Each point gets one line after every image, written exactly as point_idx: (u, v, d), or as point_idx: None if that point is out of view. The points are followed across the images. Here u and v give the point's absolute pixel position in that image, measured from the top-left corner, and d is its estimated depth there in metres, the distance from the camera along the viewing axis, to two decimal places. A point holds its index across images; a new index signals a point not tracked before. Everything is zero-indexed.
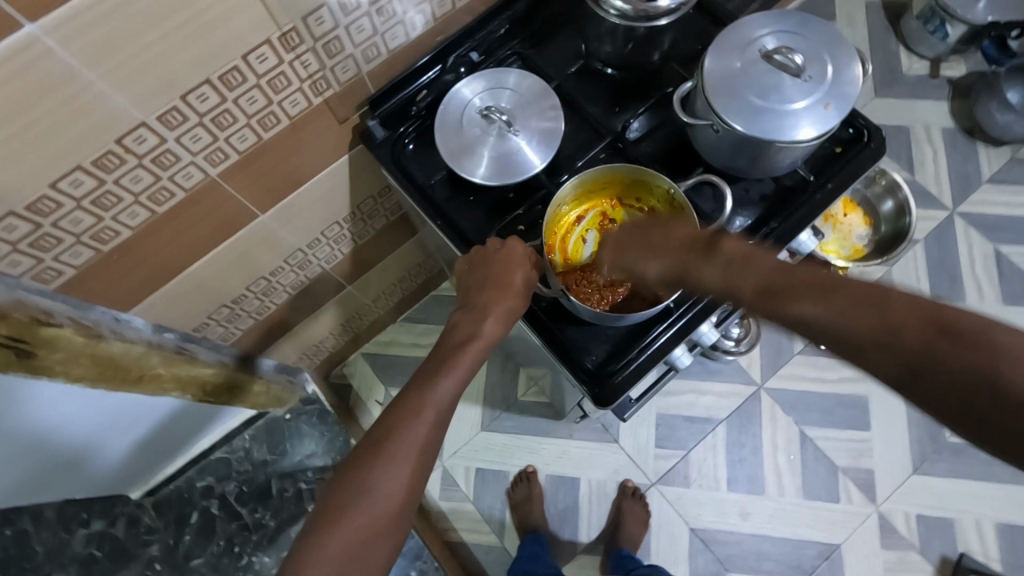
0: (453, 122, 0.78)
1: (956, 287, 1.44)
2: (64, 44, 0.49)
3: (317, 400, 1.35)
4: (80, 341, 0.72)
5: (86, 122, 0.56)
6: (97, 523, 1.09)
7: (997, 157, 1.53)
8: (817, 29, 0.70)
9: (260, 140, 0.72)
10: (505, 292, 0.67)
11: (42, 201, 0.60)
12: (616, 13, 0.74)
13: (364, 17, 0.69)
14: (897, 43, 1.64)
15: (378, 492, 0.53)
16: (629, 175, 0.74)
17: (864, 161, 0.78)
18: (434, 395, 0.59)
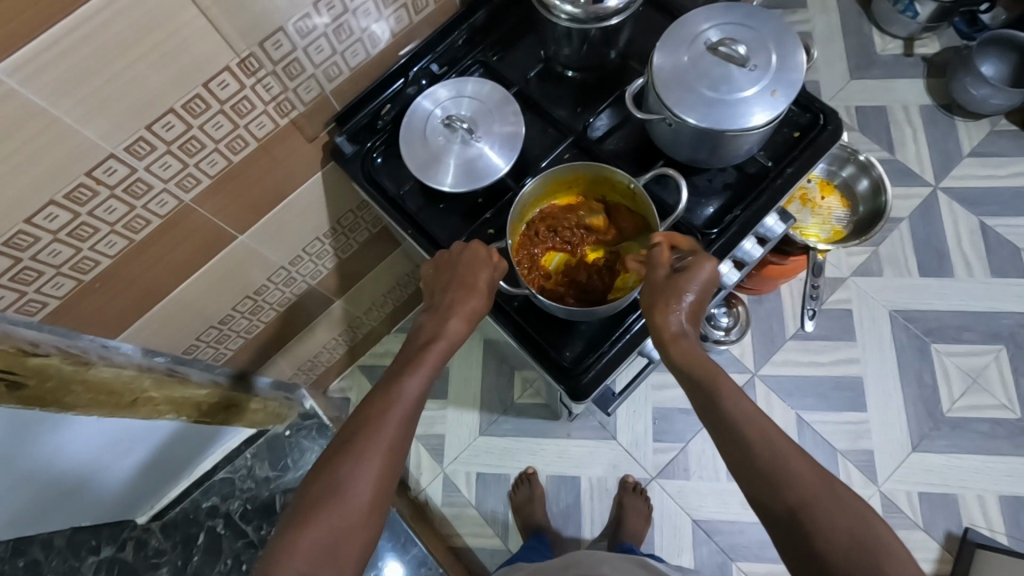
0: (417, 133, 0.80)
1: (944, 263, 1.44)
2: (27, 84, 0.52)
3: (316, 416, 1.36)
4: (68, 367, 0.74)
5: (54, 156, 0.58)
6: (106, 550, 1.15)
7: (976, 131, 1.54)
8: (762, 18, 0.72)
9: (230, 163, 0.74)
10: (470, 292, 0.68)
11: (19, 236, 0.62)
12: (568, 17, 0.76)
13: (323, 38, 0.72)
14: (870, 26, 1.65)
15: (349, 489, 0.55)
16: (591, 172, 0.76)
17: (823, 144, 0.80)
18: (401, 394, 0.61)
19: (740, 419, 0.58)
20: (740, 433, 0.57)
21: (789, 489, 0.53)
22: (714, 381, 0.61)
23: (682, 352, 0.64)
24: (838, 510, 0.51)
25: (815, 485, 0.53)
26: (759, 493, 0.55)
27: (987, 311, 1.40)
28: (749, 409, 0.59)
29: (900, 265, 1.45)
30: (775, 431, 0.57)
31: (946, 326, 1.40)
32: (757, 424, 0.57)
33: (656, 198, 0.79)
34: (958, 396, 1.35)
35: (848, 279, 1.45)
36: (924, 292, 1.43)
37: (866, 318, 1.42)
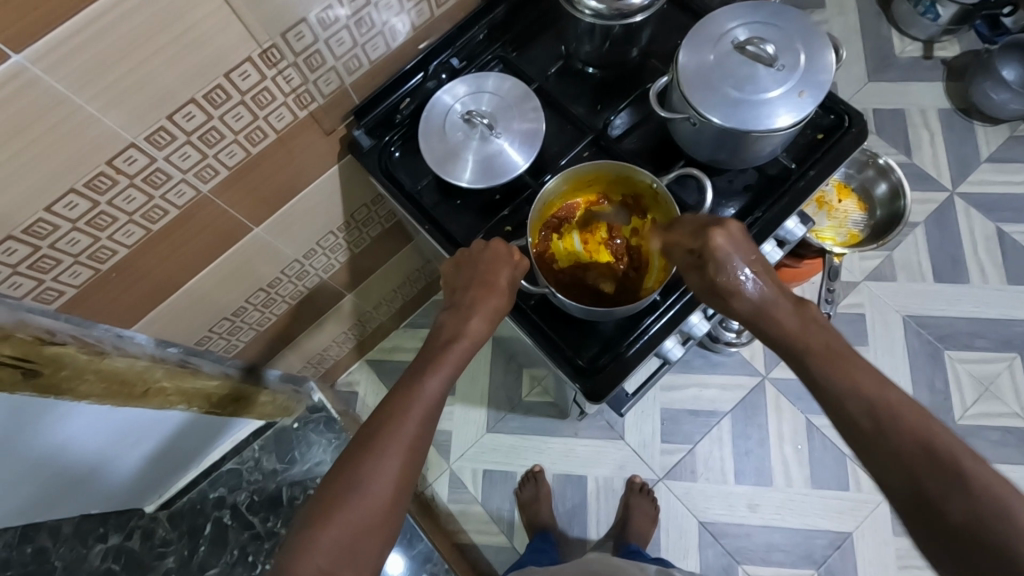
0: (436, 127, 0.79)
1: (959, 269, 1.43)
2: (51, 72, 0.51)
3: (324, 409, 1.37)
4: (82, 357, 0.74)
5: (75, 145, 0.58)
6: (113, 538, 1.12)
7: (995, 136, 1.52)
8: (789, 18, 0.71)
9: (249, 155, 0.73)
10: (490, 291, 0.68)
11: (38, 224, 0.62)
12: (592, 12, 0.76)
13: (344, 30, 0.71)
14: (888, 27, 1.63)
15: (369, 487, 0.54)
16: (612, 171, 0.75)
17: (847, 146, 0.78)
18: (422, 393, 0.60)
19: (848, 392, 0.56)
20: (843, 409, 0.56)
21: (895, 460, 0.51)
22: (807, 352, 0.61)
23: (773, 330, 0.63)
24: (921, 467, 0.50)
25: (920, 461, 0.50)
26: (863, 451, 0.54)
27: (1002, 319, 1.39)
28: (850, 381, 0.56)
29: (915, 271, 1.44)
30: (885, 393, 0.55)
31: (959, 333, 1.38)
32: (862, 395, 0.55)
33: (676, 198, 0.78)
34: (969, 404, 1.34)
35: (861, 283, 1.44)
36: (937, 297, 1.41)
37: (878, 323, 1.41)
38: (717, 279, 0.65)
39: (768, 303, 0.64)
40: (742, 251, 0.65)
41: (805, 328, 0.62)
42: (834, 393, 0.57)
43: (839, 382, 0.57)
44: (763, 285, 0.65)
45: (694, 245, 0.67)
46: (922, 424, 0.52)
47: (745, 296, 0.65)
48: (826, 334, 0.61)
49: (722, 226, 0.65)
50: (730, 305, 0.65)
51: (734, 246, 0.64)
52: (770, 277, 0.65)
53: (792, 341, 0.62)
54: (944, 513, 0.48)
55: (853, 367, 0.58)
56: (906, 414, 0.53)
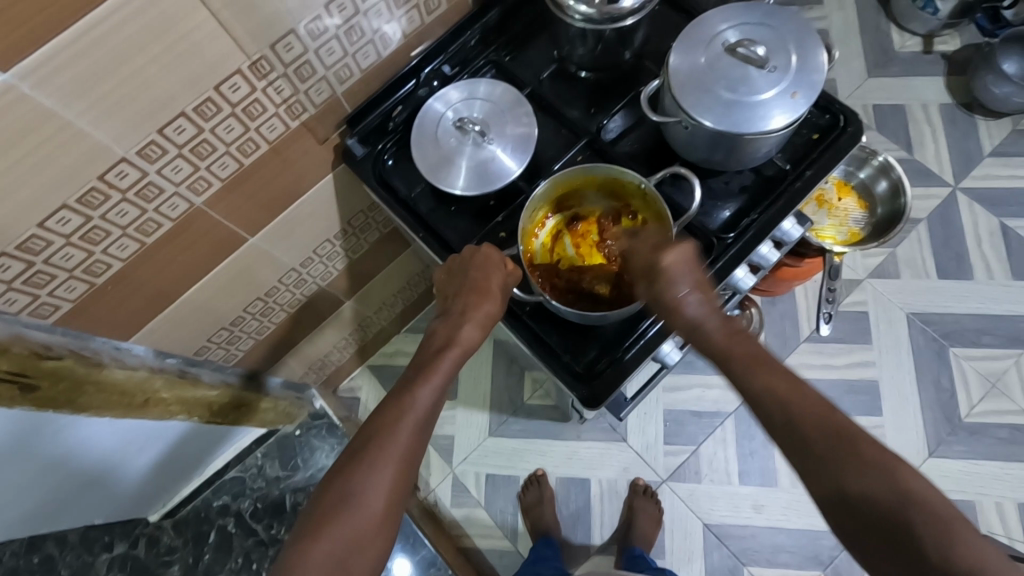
0: (428, 135, 0.79)
1: (963, 265, 1.42)
2: (40, 89, 0.52)
3: (326, 415, 1.36)
4: (81, 369, 0.75)
5: (67, 161, 0.58)
6: (119, 547, 1.14)
7: (998, 130, 1.50)
8: (781, 18, 0.70)
9: (241, 166, 0.73)
10: (482, 297, 0.67)
11: (32, 240, 0.62)
12: (582, 17, 0.75)
13: (334, 40, 0.71)
14: (888, 22, 1.62)
15: (360, 499, 0.54)
16: (601, 174, 0.75)
17: (843, 146, 0.78)
18: (414, 403, 0.60)
19: (766, 389, 0.58)
20: (765, 411, 0.58)
21: (805, 449, 0.54)
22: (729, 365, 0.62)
23: (705, 337, 0.64)
24: (856, 467, 0.51)
25: (833, 451, 0.53)
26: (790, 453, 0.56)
27: (1008, 315, 1.37)
28: (768, 388, 0.58)
29: (918, 267, 1.42)
30: (795, 395, 0.57)
31: (965, 330, 1.37)
32: (777, 395, 0.57)
33: (671, 201, 0.78)
34: (976, 401, 1.33)
35: (864, 281, 1.42)
36: (942, 294, 1.40)
37: (882, 321, 1.39)
38: (663, 293, 0.66)
39: (700, 313, 0.65)
40: (690, 270, 0.67)
41: (732, 339, 0.63)
42: (757, 397, 0.59)
43: (757, 384, 0.59)
44: (703, 300, 0.66)
45: (649, 260, 0.68)
46: (832, 418, 0.55)
47: (687, 311, 0.65)
48: (751, 341, 0.64)
49: (676, 245, 0.67)
50: (672, 319, 0.66)
51: (683, 264, 0.66)
52: (711, 295, 0.67)
53: (720, 346, 0.63)
54: (858, 499, 0.50)
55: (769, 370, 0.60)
56: (816, 409, 0.56)
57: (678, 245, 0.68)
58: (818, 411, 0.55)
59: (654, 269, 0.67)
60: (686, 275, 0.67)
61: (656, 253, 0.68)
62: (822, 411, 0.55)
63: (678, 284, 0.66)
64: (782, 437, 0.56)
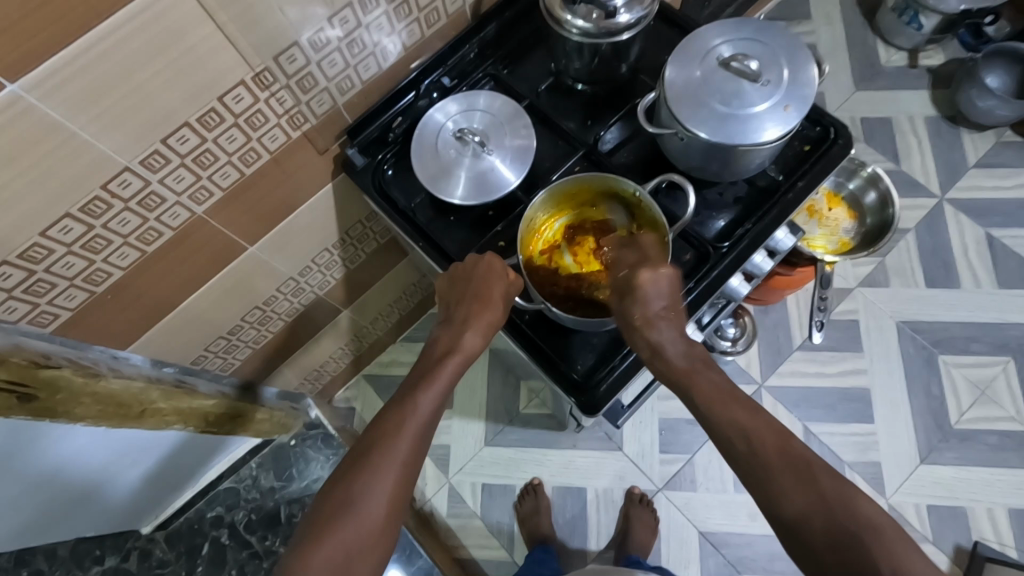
0: (428, 145, 0.80)
1: (951, 274, 1.44)
2: (46, 100, 0.52)
3: (321, 425, 1.36)
4: (78, 380, 0.74)
5: (71, 171, 0.59)
6: (110, 560, 1.13)
7: (982, 142, 1.54)
8: (773, 33, 0.72)
9: (243, 176, 0.74)
10: (484, 305, 0.68)
11: (33, 249, 0.62)
12: (579, 32, 0.77)
13: (336, 52, 0.72)
14: (874, 37, 1.66)
15: (361, 506, 0.54)
16: (597, 183, 0.76)
17: (833, 157, 0.80)
18: (415, 411, 0.60)
19: (730, 419, 0.60)
20: (727, 442, 0.59)
21: (764, 477, 0.55)
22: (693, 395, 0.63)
23: (668, 370, 0.66)
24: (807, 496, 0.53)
25: (790, 478, 0.54)
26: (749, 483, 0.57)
27: (995, 323, 1.40)
28: (730, 418, 0.59)
29: (907, 276, 1.45)
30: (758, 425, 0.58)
31: (953, 338, 1.39)
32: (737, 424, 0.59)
33: (668, 211, 0.79)
34: (965, 408, 1.35)
35: (855, 290, 1.45)
36: (930, 303, 1.42)
37: (872, 328, 1.41)
38: (631, 313, 0.68)
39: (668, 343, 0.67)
40: (661, 296, 0.68)
41: (694, 368, 0.65)
42: (719, 428, 0.60)
43: (723, 416, 0.60)
44: (672, 327, 0.67)
45: (625, 281, 0.69)
46: (790, 450, 0.56)
47: (654, 333, 0.67)
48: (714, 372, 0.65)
49: (650, 269, 0.68)
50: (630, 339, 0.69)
51: (657, 288, 0.68)
52: (680, 320, 0.69)
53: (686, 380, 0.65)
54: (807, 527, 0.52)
55: (734, 403, 0.61)
56: (773, 439, 0.57)
57: (660, 269, 0.69)
58: (777, 440, 0.57)
59: (628, 289, 0.68)
60: (659, 302, 0.68)
61: (631, 276, 0.69)
62: (779, 441, 0.57)
63: (649, 306, 0.68)
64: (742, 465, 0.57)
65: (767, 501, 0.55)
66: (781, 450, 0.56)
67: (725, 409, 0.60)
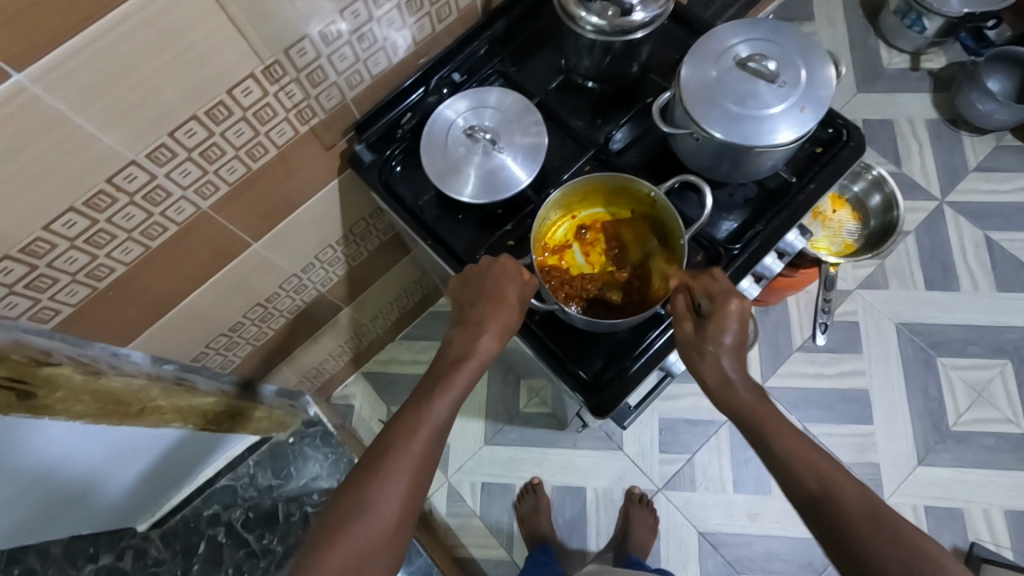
0: (438, 142, 0.79)
1: (950, 277, 1.45)
2: (52, 90, 0.51)
3: (320, 423, 1.35)
4: (79, 377, 0.73)
5: (76, 164, 0.57)
6: (104, 558, 1.10)
7: (981, 146, 1.55)
8: (790, 35, 0.72)
9: (249, 170, 0.73)
10: (498, 307, 0.67)
11: (35, 244, 0.61)
12: (593, 29, 0.76)
13: (345, 46, 0.71)
14: (876, 39, 1.66)
15: (374, 511, 0.54)
16: (613, 183, 0.75)
17: (845, 159, 0.79)
18: (430, 415, 0.60)
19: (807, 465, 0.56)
20: (801, 487, 0.55)
21: (843, 531, 0.52)
22: (764, 429, 0.59)
23: (736, 404, 0.62)
24: (892, 557, 0.49)
25: (874, 537, 0.51)
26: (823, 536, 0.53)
27: (993, 326, 1.41)
28: (804, 460, 0.56)
29: (907, 279, 1.45)
30: (834, 472, 0.55)
31: (952, 340, 1.40)
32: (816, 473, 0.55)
33: (679, 212, 0.79)
34: (963, 410, 1.35)
35: (854, 292, 1.45)
36: (929, 305, 1.43)
37: (872, 330, 1.42)
38: (716, 335, 0.64)
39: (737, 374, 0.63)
40: (744, 326, 0.65)
41: (760, 401, 0.61)
42: (791, 469, 0.56)
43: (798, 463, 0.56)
44: (735, 357, 0.64)
45: (715, 299, 0.66)
46: (872, 502, 0.52)
47: (712, 364, 0.64)
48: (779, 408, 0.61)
49: (737, 299, 0.65)
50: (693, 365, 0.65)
51: (746, 316, 0.65)
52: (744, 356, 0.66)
53: (751, 417, 0.61)
54: None
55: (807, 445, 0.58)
56: (856, 491, 0.53)
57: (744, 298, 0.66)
58: (856, 489, 0.53)
59: (717, 310, 0.65)
60: (740, 334, 0.65)
61: (722, 298, 0.65)
62: (860, 493, 0.53)
63: (730, 333, 0.64)
64: (814, 514, 0.54)
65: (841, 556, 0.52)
66: (864, 502, 0.52)
67: (800, 450, 0.57)
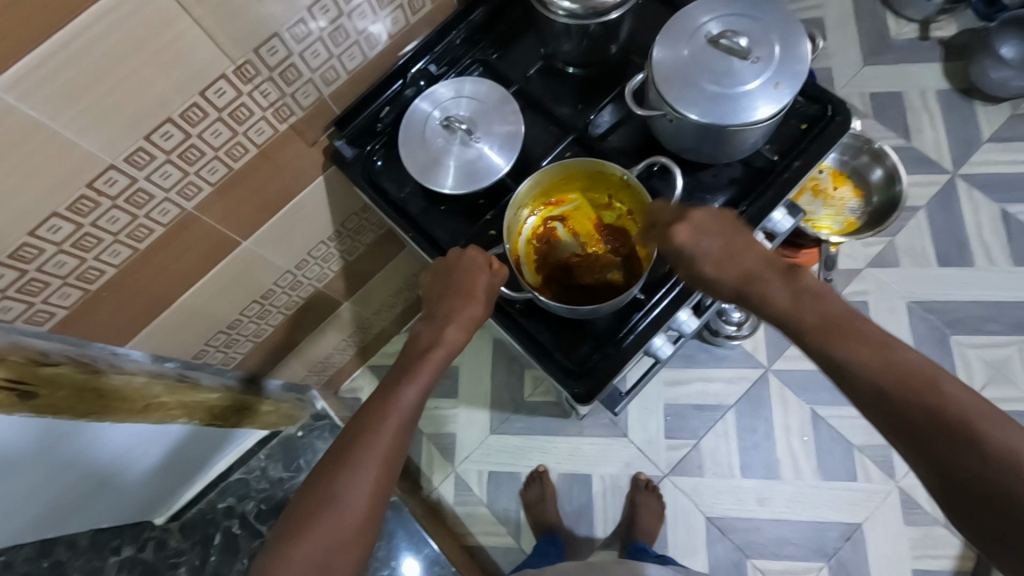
0: (416, 135, 0.79)
1: (964, 253, 1.40)
2: (24, 100, 0.52)
3: (328, 416, 1.37)
4: (79, 376, 0.75)
5: (57, 170, 0.59)
6: (127, 550, 1.14)
7: (997, 115, 1.49)
8: (764, 8, 0.70)
9: (231, 171, 0.74)
10: (468, 300, 0.68)
11: (23, 249, 0.63)
12: (565, 13, 0.76)
13: (319, 42, 0.71)
14: (884, 9, 1.60)
15: (343, 499, 0.55)
16: (583, 168, 0.75)
17: (831, 135, 0.78)
18: (398, 401, 0.61)
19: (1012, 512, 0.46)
20: (856, 382, 0.55)
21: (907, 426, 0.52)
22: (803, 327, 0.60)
23: (832, 339, 0.57)
24: (954, 440, 0.49)
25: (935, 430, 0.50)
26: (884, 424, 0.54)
27: (1010, 302, 1.36)
28: (861, 356, 0.55)
29: (919, 256, 1.41)
30: (903, 377, 0.53)
31: (966, 318, 1.36)
32: (915, 394, 0.52)
33: (659, 195, 0.78)
34: (979, 389, 1.32)
35: (864, 271, 1.42)
36: (943, 282, 1.39)
37: (882, 310, 1.39)
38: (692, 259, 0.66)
39: (836, 314, 0.59)
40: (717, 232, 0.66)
41: (799, 302, 0.61)
42: (846, 369, 0.56)
43: (908, 403, 0.52)
44: (763, 262, 0.64)
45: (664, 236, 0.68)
46: (935, 395, 0.51)
47: (729, 270, 0.65)
48: (825, 302, 0.60)
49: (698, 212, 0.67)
50: (713, 288, 0.66)
51: (713, 224, 0.66)
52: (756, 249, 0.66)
53: (842, 352, 0.56)
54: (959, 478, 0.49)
55: (848, 336, 0.57)
56: (931, 395, 0.51)
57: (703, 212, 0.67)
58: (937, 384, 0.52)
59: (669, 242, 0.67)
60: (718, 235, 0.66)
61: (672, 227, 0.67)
62: (928, 380, 0.52)
63: (710, 246, 0.66)
64: (877, 411, 0.54)
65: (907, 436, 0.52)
66: (927, 400, 0.51)
67: (862, 348, 0.56)
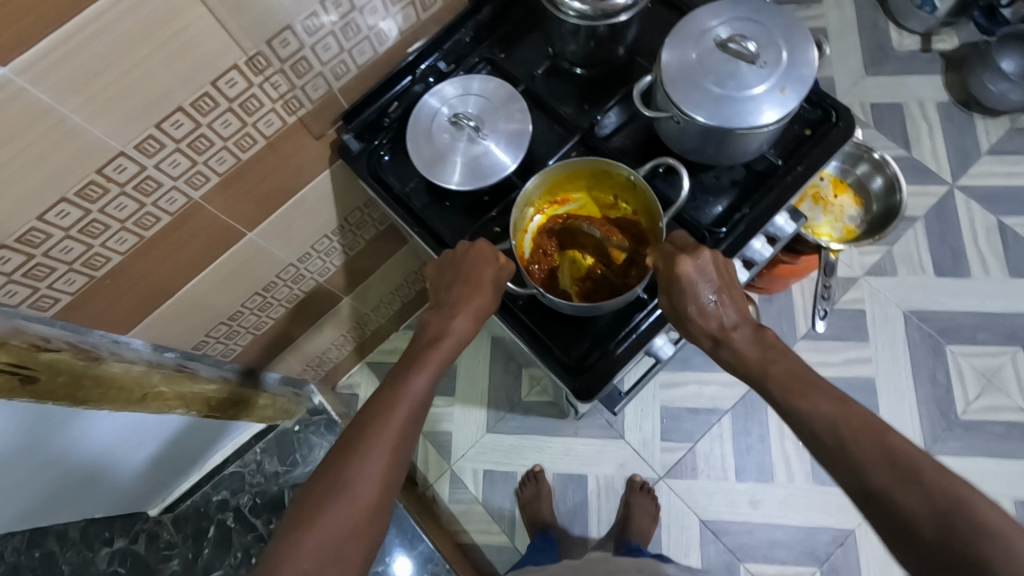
0: (423, 131, 0.80)
1: (960, 262, 1.42)
2: (37, 84, 0.52)
3: (324, 411, 1.38)
4: (80, 363, 0.75)
5: (65, 155, 0.59)
6: (119, 542, 1.15)
7: (995, 128, 1.51)
8: (771, 13, 0.71)
9: (239, 161, 0.74)
10: (476, 291, 0.68)
11: (30, 233, 0.63)
12: (576, 14, 0.76)
13: (330, 36, 0.72)
14: (885, 21, 1.62)
15: (352, 488, 0.55)
16: (590, 167, 0.75)
17: (834, 141, 0.78)
18: (408, 390, 0.61)
19: (972, 537, 0.47)
20: (814, 432, 0.57)
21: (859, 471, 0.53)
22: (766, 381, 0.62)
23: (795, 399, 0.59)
24: (903, 483, 0.51)
25: (888, 477, 0.52)
26: (836, 470, 0.55)
27: (1004, 312, 1.38)
28: (811, 404, 0.58)
29: (915, 265, 1.42)
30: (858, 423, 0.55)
31: (961, 327, 1.37)
32: (870, 442, 0.54)
33: (664, 195, 0.78)
34: (972, 398, 1.33)
35: (861, 278, 1.43)
36: (939, 291, 1.40)
37: (878, 318, 1.40)
38: (682, 305, 0.67)
39: (798, 369, 0.62)
40: (708, 279, 0.67)
41: (767, 356, 0.64)
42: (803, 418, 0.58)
43: (863, 449, 0.54)
44: (735, 315, 0.67)
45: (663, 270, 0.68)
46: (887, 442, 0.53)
47: (710, 318, 0.67)
48: (788, 357, 0.63)
49: (688, 258, 0.66)
50: (688, 327, 0.68)
51: (700, 274, 0.66)
52: (733, 298, 0.68)
53: (802, 403, 0.59)
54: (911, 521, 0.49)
55: (808, 386, 0.60)
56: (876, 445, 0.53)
57: (700, 255, 0.67)
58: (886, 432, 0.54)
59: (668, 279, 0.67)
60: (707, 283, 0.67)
61: (670, 262, 0.67)
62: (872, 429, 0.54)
63: (699, 293, 0.66)
64: (832, 458, 0.56)
65: (857, 484, 0.54)
66: (879, 444, 0.53)
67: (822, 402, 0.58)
